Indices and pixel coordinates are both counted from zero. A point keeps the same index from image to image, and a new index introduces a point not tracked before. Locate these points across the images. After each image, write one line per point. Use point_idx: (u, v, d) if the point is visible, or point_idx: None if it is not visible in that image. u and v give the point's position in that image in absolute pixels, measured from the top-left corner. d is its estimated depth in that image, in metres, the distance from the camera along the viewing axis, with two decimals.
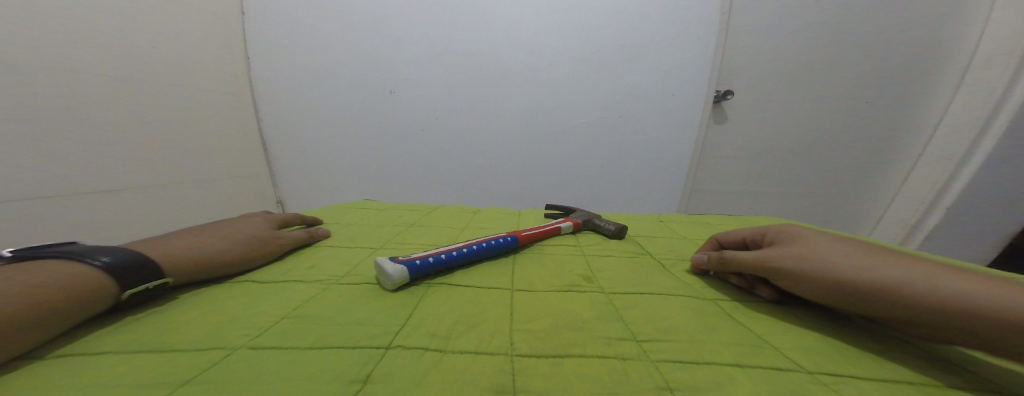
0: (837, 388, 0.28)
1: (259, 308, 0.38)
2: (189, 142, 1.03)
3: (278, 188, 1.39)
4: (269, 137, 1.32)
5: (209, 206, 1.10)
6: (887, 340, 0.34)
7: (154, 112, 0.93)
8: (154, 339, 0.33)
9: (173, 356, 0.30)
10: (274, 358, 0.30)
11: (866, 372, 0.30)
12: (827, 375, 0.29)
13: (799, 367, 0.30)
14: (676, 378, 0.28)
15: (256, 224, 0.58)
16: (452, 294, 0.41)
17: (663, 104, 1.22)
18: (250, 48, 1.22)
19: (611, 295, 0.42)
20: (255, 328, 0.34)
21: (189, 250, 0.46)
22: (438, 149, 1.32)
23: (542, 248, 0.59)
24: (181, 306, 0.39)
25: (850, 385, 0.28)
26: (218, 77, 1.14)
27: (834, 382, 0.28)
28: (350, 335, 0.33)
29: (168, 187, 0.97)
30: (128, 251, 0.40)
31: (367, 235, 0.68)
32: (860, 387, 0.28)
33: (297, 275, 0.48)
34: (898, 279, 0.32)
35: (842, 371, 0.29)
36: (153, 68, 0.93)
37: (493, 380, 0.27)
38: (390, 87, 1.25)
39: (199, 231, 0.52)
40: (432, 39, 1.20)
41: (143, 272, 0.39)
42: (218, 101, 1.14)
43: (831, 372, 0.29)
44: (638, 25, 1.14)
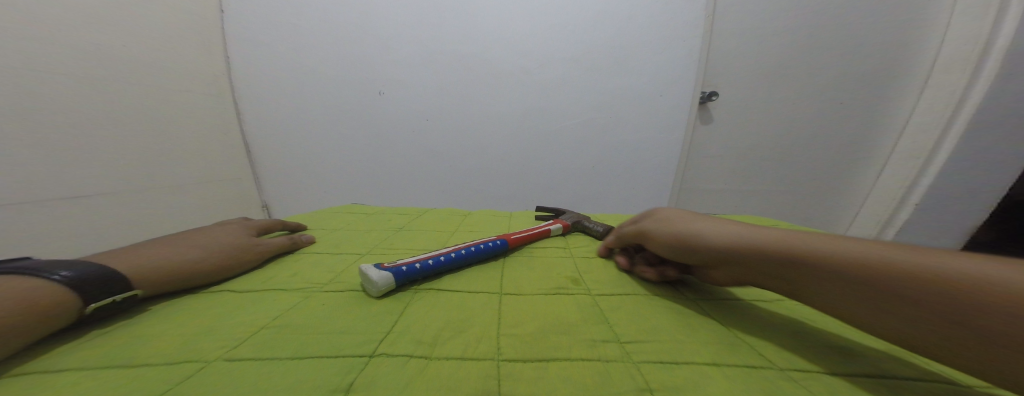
0: (811, 383, 0.29)
1: (237, 318, 0.37)
2: (167, 146, 1.00)
3: (262, 192, 1.35)
4: (252, 140, 1.28)
5: (190, 211, 1.06)
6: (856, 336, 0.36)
7: (129, 116, 0.90)
8: (122, 354, 0.31)
9: (143, 370, 0.29)
10: (253, 370, 0.29)
11: (841, 367, 0.31)
12: (801, 371, 0.30)
13: (775, 364, 0.31)
14: (659, 379, 0.28)
15: (235, 232, 0.56)
16: (439, 300, 0.41)
17: (651, 104, 1.24)
18: (231, 47, 1.19)
19: (598, 297, 0.43)
20: (232, 339, 0.33)
21: (159, 261, 0.44)
22: (428, 151, 1.31)
23: (531, 251, 0.60)
24: (154, 318, 0.38)
25: (823, 379, 0.29)
26: (197, 77, 1.10)
27: (808, 377, 0.29)
28: (334, 344, 0.32)
29: (143, 192, 0.93)
30: (93, 264, 0.39)
31: (354, 240, 0.66)
32: (833, 382, 0.29)
33: (279, 284, 0.46)
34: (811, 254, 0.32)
35: (815, 366, 0.31)
36: (126, 68, 0.89)
37: (479, 385, 0.27)
38: (378, 87, 1.23)
39: (172, 240, 0.50)
40: (422, 40, 1.19)
41: (110, 285, 0.38)
42: (197, 101, 1.10)
43: (804, 368, 0.31)
44: (627, 27, 1.16)
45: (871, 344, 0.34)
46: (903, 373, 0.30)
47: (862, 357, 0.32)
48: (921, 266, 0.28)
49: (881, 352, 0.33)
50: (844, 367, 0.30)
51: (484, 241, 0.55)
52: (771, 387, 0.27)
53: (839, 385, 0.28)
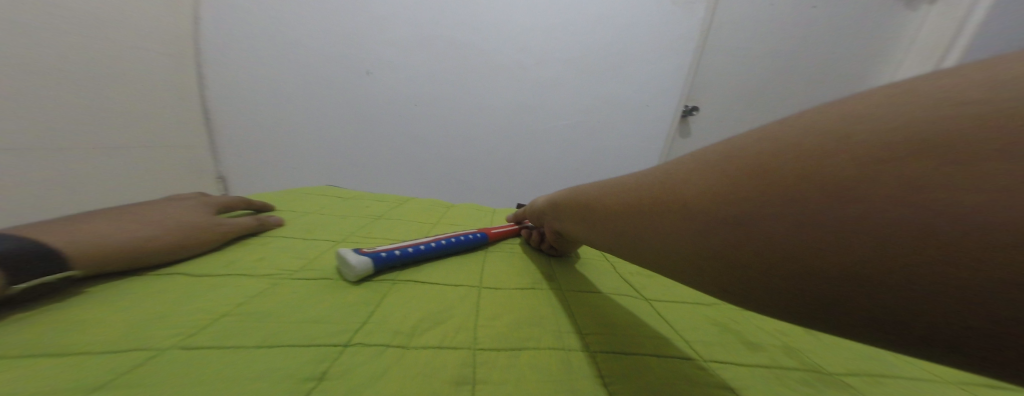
0: (720, 372, 0.32)
1: (194, 305, 0.35)
2: (114, 106, 0.90)
3: (220, 164, 1.26)
4: (218, 109, 1.18)
5: (135, 181, 0.96)
6: (771, 332, 0.40)
7: (71, 69, 0.80)
8: (54, 340, 0.28)
9: (80, 359, 0.26)
10: (213, 360, 0.27)
11: (753, 360, 0.34)
12: (717, 362, 0.33)
13: (699, 356, 0.34)
14: (606, 366, 0.30)
15: (192, 210, 0.52)
16: (417, 291, 0.40)
17: (639, 112, 1.27)
18: (200, 5, 1.08)
19: (572, 293, 0.44)
20: (188, 327, 0.31)
21: (102, 237, 0.40)
22: (413, 138, 1.27)
23: (511, 247, 0.60)
24: (94, 301, 0.34)
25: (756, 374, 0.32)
26: (154, 33, 0.99)
27: (720, 368, 0.33)
28: (305, 333, 0.31)
29: (79, 155, 0.83)
30: (19, 239, 0.34)
31: (328, 225, 0.64)
32: (759, 375, 0.32)
33: (242, 268, 0.44)
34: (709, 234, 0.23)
35: (732, 359, 0.34)
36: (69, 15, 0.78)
37: (454, 372, 0.27)
38: (366, 66, 1.17)
39: (116, 215, 0.45)
40: (419, 22, 1.14)
41: (39, 264, 0.34)
42: (151, 59, 1.00)
43: (742, 364, 0.33)
44: (626, 33, 1.18)
45: (776, 338, 0.39)
46: (793, 363, 0.34)
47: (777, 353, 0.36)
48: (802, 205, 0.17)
49: (781, 345, 0.37)
50: (754, 359, 0.34)
51: (463, 233, 0.56)
52: (687, 376, 0.30)
53: (775, 381, 0.31)
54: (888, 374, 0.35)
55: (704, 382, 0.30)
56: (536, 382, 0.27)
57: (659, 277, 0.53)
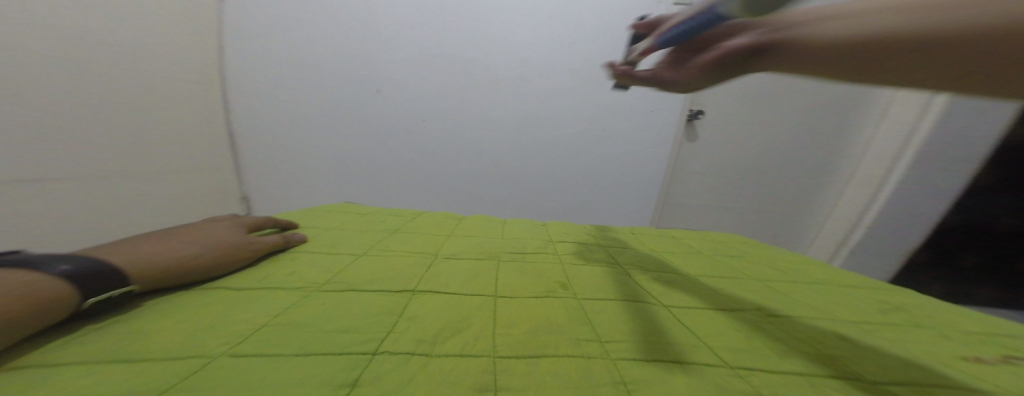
0: (751, 378, 0.32)
1: (239, 316, 0.38)
2: (149, 135, 0.98)
3: (245, 184, 1.34)
4: (241, 134, 1.27)
5: (168, 202, 1.04)
6: (797, 337, 0.40)
7: (107, 103, 0.87)
8: (125, 348, 0.32)
9: (147, 365, 0.30)
10: (260, 366, 0.30)
11: (784, 365, 0.34)
12: (745, 367, 0.34)
13: (725, 362, 0.34)
14: (629, 373, 0.32)
15: (228, 230, 0.57)
16: (437, 301, 0.43)
17: (643, 118, 1.29)
18: (230, 37, 1.18)
19: (584, 300, 0.46)
20: (235, 337, 0.35)
21: (153, 256, 0.45)
22: (423, 152, 1.32)
23: (523, 256, 0.62)
24: (152, 314, 0.38)
25: (772, 376, 0.33)
26: (188, 64, 1.09)
27: (750, 373, 0.33)
28: (338, 342, 0.34)
29: (117, 183, 0.90)
30: (90, 259, 0.39)
31: (348, 241, 0.68)
32: (779, 377, 0.33)
33: (274, 283, 0.48)
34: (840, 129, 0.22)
35: (759, 364, 0.34)
36: (114, 52, 0.88)
37: (477, 378, 0.30)
38: (377, 87, 1.24)
39: (165, 236, 0.50)
40: (426, 43, 1.21)
41: (107, 281, 0.38)
42: (185, 88, 1.09)
43: (749, 365, 0.34)
44: (625, 43, 1.21)
45: (805, 345, 0.38)
46: (826, 369, 0.34)
47: (801, 357, 0.36)
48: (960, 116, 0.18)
49: (810, 352, 0.37)
50: (784, 365, 0.34)
51: None
52: (721, 383, 0.31)
53: (784, 380, 0.32)
54: (907, 374, 0.34)
55: (737, 387, 0.31)
56: (553, 387, 0.29)
57: (677, 284, 0.54)
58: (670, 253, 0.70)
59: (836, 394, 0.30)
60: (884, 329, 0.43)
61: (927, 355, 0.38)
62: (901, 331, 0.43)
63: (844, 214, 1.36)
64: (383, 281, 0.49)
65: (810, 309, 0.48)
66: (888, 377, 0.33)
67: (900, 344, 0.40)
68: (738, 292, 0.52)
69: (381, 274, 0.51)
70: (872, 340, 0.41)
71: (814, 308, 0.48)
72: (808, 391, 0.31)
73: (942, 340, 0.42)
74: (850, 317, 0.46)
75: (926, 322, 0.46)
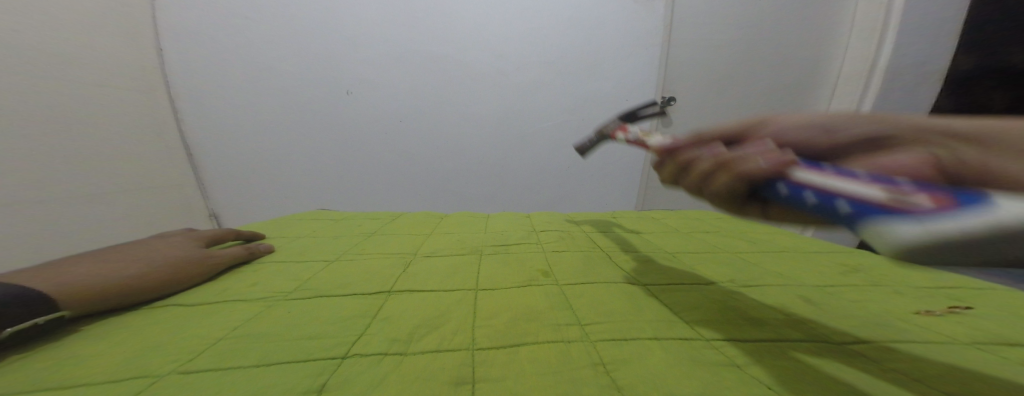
0: (727, 347, 0.33)
1: (191, 331, 0.35)
2: (86, 150, 0.90)
3: (211, 199, 1.25)
4: (200, 144, 1.19)
5: (117, 222, 0.95)
6: (769, 305, 0.41)
7: (23, 116, 0.77)
8: (53, 377, 0.28)
9: (78, 391, 0.27)
10: (212, 381, 0.28)
11: (757, 332, 0.35)
12: (721, 338, 0.34)
13: (702, 335, 0.35)
14: (609, 353, 0.31)
15: (181, 244, 0.52)
16: (412, 299, 0.42)
17: (619, 108, 1.32)
18: (178, 39, 1.10)
19: (565, 286, 0.46)
20: (187, 353, 0.31)
21: (91, 277, 0.40)
22: (402, 153, 1.28)
23: (506, 248, 0.62)
24: (87, 338, 0.34)
25: (746, 343, 0.33)
26: (117, 70, 1.00)
27: (726, 343, 0.33)
28: (303, 349, 0.32)
29: (52, 203, 0.82)
30: (6, 286, 0.34)
31: (321, 246, 0.64)
32: (752, 344, 0.33)
33: (234, 295, 0.44)
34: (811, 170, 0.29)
35: (734, 333, 0.35)
36: (32, 60, 0.79)
37: (454, 373, 0.28)
38: (347, 87, 1.20)
39: (104, 255, 0.45)
40: (394, 39, 1.18)
41: (29, 308, 0.34)
42: (119, 98, 1.00)
43: (725, 336, 0.35)
44: (595, 34, 1.23)
45: (777, 312, 0.39)
46: (797, 333, 0.35)
47: (773, 324, 0.37)
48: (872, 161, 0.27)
49: (782, 318, 0.38)
50: (757, 332, 0.35)
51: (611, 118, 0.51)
52: (699, 354, 0.31)
53: (757, 346, 0.33)
54: (869, 331, 0.36)
55: (714, 358, 0.31)
56: (532, 374, 0.28)
57: (657, 264, 0.55)
58: (650, 235, 0.71)
59: (806, 355, 0.31)
60: (848, 292, 0.45)
61: (885, 312, 0.40)
62: (865, 291, 0.46)
63: None
64: (356, 283, 0.46)
65: (781, 278, 0.49)
66: (851, 335, 0.35)
67: (865, 304, 0.42)
68: (714, 267, 0.53)
69: (355, 277, 0.49)
70: (836, 303, 0.42)
71: (784, 277, 0.50)
72: (780, 355, 0.31)
73: (901, 297, 0.44)
74: (819, 282, 0.48)
75: (885, 281, 0.49)
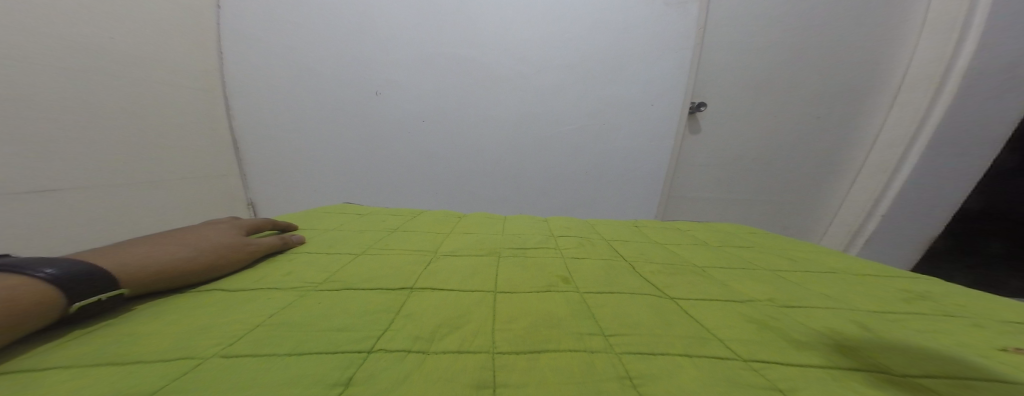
0: (766, 371, 0.31)
1: (232, 316, 0.38)
2: (155, 144, 0.99)
3: (249, 191, 1.34)
4: (241, 139, 1.27)
5: (171, 209, 1.04)
6: (813, 329, 0.38)
7: (105, 112, 0.87)
8: (116, 350, 0.31)
9: (136, 367, 0.29)
10: (250, 366, 0.29)
11: (799, 357, 0.33)
12: (760, 361, 0.32)
13: (739, 356, 0.33)
14: (635, 368, 0.30)
15: (224, 232, 0.56)
16: (435, 298, 0.42)
17: (645, 113, 1.27)
18: (226, 42, 1.18)
19: (586, 294, 0.45)
20: (229, 337, 0.34)
21: (146, 259, 0.44)
22: (424, 153, 1.31)
23: (525, 251, 0.61)
24: (144, 316, 0.38)
25: (786, 369, 0.31)
26: (184, 71, 1.08)
27: (766, 366, 0.31)
28: (332, 341, 0.33)
29: (122, 190, 0.91)
30: (78, 262, 0.38)
31: (347, 240, 0.67)
32: (793, 370, 0.31)
33: (271, 283, 0.47)
34: None
35: (773, 356, 0.33)
36: (110, 61, 0.87)
37: (475, 375, 0.28)
38: (375, 88, 1.24)
39: (159, 239, 0.49)
40: (422, 43, 1.20)
41: (95, 283, 0.37)
42: (186, 96, 1.09)
43: (766, 358, 0.32)
44: (623, 36, 1.20)
45: (824, 337, 0.36)
46: (848, 362, 0.32)
47: (816, 349, 0.34)
48: None
49: (831, 345, 0.35)
50: (799, 357, 0.33)
51: None
52: (735, 377, 0.29)
53: (798, 373, 0.30)
54: (933, 364, 0.32)
55: (752, 381, 0.29)
56: (554, 383, 0.27)
57: (684, 276, 0.52)
58: (676, 246, 0.68)
59: (855, 386, 0.29)
60: (902, 320, 0.41)
61: (949, 344, 0.36)
62: (929, 321, 0.41)
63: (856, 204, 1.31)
64: (381, 278, 0.48)
65: (824, 300, 0.46)
66: (910, 369, 0.31)
67: (927, 335, 0.38)
68: (745, 283, 0.50)
69: (380, 272, 0.50)
70: (887, 329, 0.39)
71: (827, 299, 0.46)
72: (826, 384, 0.29)
73: (971, 329, 0.39)
74: (870, 306, 0.44)
75: (948, 311, 0.44)
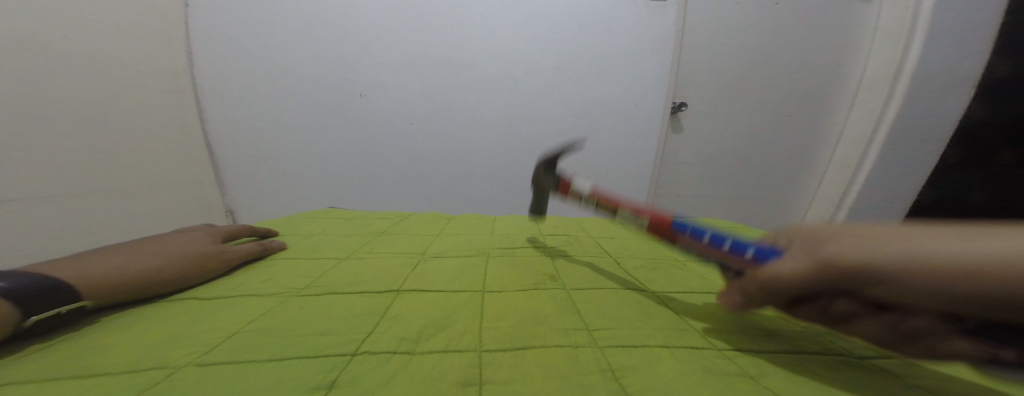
0: (743, 358, 0.32)
1: (207, 325, 0.36)
2: (120, 149, 0.94)
3: (228, 197, 1.29)
4: (218, 143, 1.22)
5: (142, 217, 0.99)
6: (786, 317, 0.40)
7: (65, 117, 0.82)
8: (78, 364, 0.29)
9: (101, 380, 0.27)
10: (227, 374, 0.28)
11: (773, 344, 0.34)
12: (738, 348, 0.33)
13: (717, 344, 0.34)
14: (618, 360, 0.31)
15: (198, 239, 0.54)
16: (420, 300, 0.42)
17: (629, 113, 1.30)
18: (200, 43, 1.13)
19: (572, 291, 0.45)
20: (204, 345, 0.32)
21: (112, 269, 0.42)
22: (410, 154, 1.30)
23: (512, 251, 0.61)
24: (109, 328, 0.36)
25: (758, 355, 0.32)
26: (151, 73, 1.03)
27: (742, 354, 0.32)
28: (314, 345, 0.32)
29: (86, 199, 0.86)
30: (34, 275, 0.36)
31: (330, 245, 0.65)
32: (765, 356, 0.32)
33: (249, 289, 0.45)
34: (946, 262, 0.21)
35: (748, 344, 0.34)
36: (73, 62, 0.83)
37: (461, 373, 0.28)
38: (359, 90, 1.22)
39: (126, 248, 0.47)
40: (406, 44, 1.19)
41: (53, 296, 0.35)
42: (155, 99, 1.04)
43: (742, 346, 0.34)
44: (606, 38, 1.22)
45: (796, 325, 0.38)
46: (816, 347, 0.34)
47: (787, 336, 0.35)
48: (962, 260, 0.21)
49: (802, 332, 0.36)
50: (772, 343, 0.34)
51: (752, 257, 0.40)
52: (713, 364, 0.30)
53: (769, 359, 0.32)
54: None
55: (729, 368, 0.30)
56: (540, 378, 0.28)
57: (667, 271, 0.53)
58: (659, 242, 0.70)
59: (822, 369, 0.30)
60: None
61: None
62: None
63: (826, 199, 1.38)
64: (366, 282, 0.47)
65: None
66: (868, 352, 0.33)
67: None
68: (723, 276, 0.52)
69: (364, 276, 0.49)
70: None
71: None
72: (797, 368, 0.30)
73: None
74: None
75: None
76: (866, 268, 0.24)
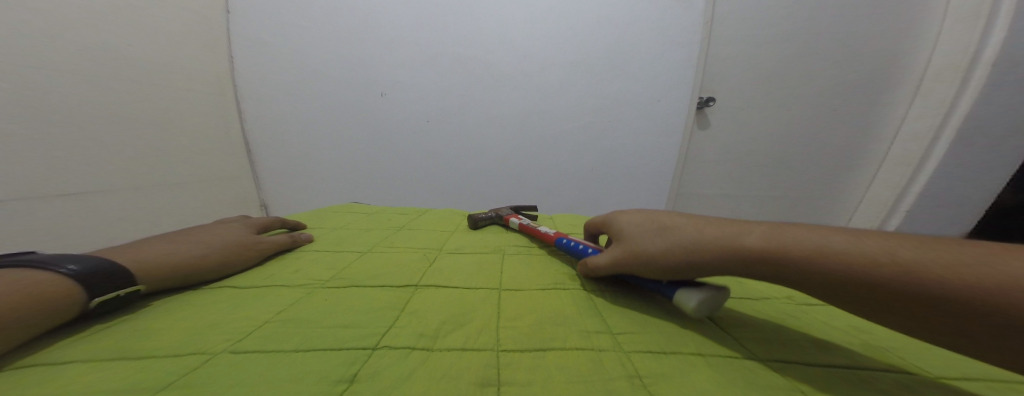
0: (786, 371, 0.29)
1: (241, 313, 0.38)
2: (169, 146, 1.01)
3: (262, 192, 1.36)
4: (252, 142, 1.29)
5: (189, 209, 1.07)
6: (839, 329, 0.37)
7: (122, 114, 0.88)
8: (128, 347, 0.32)
9: (146, 362, 0.29)
10: (257, 362, 0.29)
11: (820, 359, 0.31)
12: (779, 361, 0.31)
13: (756, 355, 0.32)
14: (647, 366, 0.29)
15: (235, 230, 0.57)
16: (438, 295, 0.42)
17: (651, 110, 1.25)
18: (235, 47, 1.20)
19: (593, 292, 0.44)
20: (237, 333, 0.34)
21: (159, 256, 0.44)
22: (427, 152, 1.32)
23: (530, 250, 0.60)
24: (157, 313, 0.38)
25: (803, 369, 0.30)
26: (198, 77, 1.11)
27: (785, 367, 0.30)
28: (337, 337, 0.33)
29: (142, 191, 0.93)
30: (98, 259, 0.39)
31: (353, 239, 0.67)
32: (811, 370, 0.29)
33: (280, 280, 0.47)
34: (659, 248, 0.38)
35: (793, 357, 0.31)
36: (132, 68, 0.90)
37: (479, 374, 0.28)
38: (380, 89, 1.24)
39: (173, 237, 0.50)
40: (424, 43, 1.21)
41: (112, 280, 0.38)
42: (200, 100, 1.12)
43: (783, 358, 0.31)
44: (628, 30, 1.17)
45: (849, 337, 0.35)
46: (876, 362, 0.31)
47: (838, 349, 0.33)
48: (660, 251, 0.38)
49: (857, 345, 0.33)
50: (821, 357, 0.31)
51: None
52: (753, 375, 0.28)
53: (816, 373, 0.29)
54: (961, 367, 0.31)
55: (771, 380, 0.28)
56: (560, 382, 0.27)
57: None
58: None
59: (884, 387, 0.27)
60: None
61: None
62: None
63: (876, 199, 1.27)
64: (386, 276, 0.48)
65: None
66: (935, 371, 0.30)
67: None
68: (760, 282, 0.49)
69: (385, 270, 0.50)
70: None
71: None
72: (856, 386, 0.27)
73: None
74: None
75: None
76: (653, 251, 0.39)
